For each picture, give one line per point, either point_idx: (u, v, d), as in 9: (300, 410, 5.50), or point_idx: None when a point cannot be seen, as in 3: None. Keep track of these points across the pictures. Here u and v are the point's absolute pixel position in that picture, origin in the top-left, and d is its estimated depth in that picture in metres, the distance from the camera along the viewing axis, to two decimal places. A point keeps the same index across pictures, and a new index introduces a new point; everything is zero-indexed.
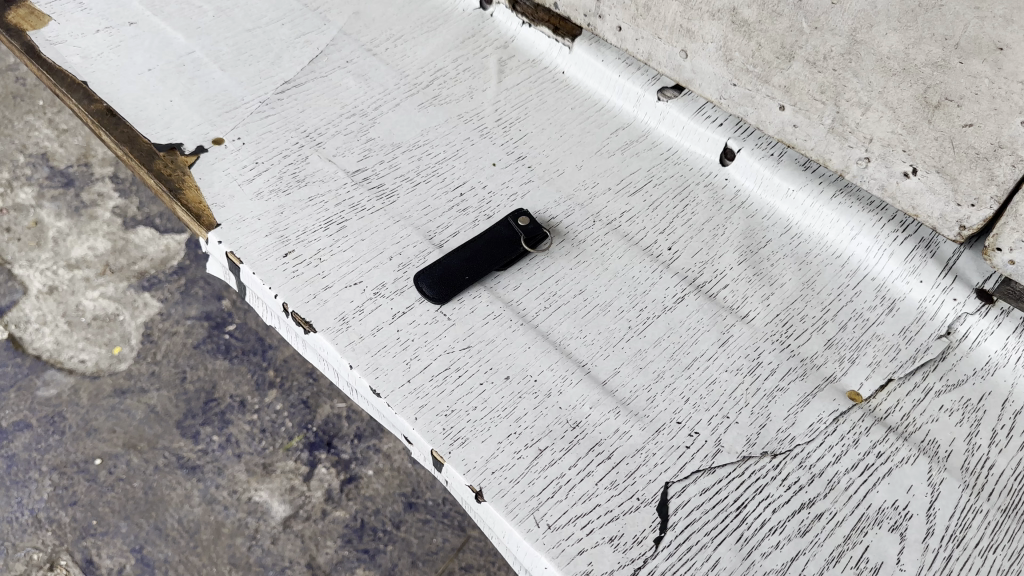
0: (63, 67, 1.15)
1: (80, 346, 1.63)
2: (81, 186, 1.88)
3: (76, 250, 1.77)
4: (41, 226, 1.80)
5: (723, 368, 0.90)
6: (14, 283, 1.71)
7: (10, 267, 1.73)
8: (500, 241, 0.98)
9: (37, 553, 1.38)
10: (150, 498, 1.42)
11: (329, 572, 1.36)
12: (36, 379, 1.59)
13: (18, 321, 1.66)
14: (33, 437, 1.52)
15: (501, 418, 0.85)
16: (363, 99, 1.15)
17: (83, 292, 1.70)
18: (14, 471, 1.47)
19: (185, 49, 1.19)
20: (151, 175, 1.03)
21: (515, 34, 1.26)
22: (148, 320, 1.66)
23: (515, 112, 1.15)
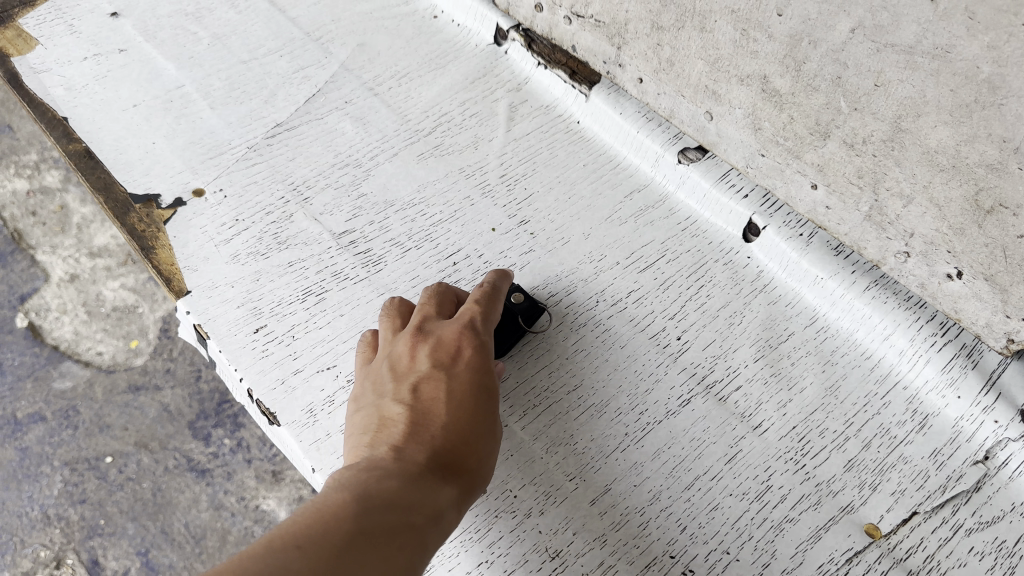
0: (45, 100, 1.08)
1: (98, 337, 1.64)
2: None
3: (99, 237, 1.78)
4: (66, 211, 1.82)
5: (728, 492, 0.81)
6: (36, 271, 1.72)
7: (33, 254, 1.74)
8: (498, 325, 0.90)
9: (44, 551, 1.41)
10: (158, 501, 1.45)
11: None
12: (53, 370, 1.60)
13: (38, 310, 1.67)
14: (46, 431, 1.54)
15: (473, 541, 0.77)
16: (358, 147, 1.06)
17: (103, 281, 1.71)
18: (26, 465, 1.49)
19: (174, 83, 1.12)
20: (124, 231, 0.96)
21: (529, 75, 1.15)
22: (164, 314, 1.68)
23: (522, 168, 1.06)
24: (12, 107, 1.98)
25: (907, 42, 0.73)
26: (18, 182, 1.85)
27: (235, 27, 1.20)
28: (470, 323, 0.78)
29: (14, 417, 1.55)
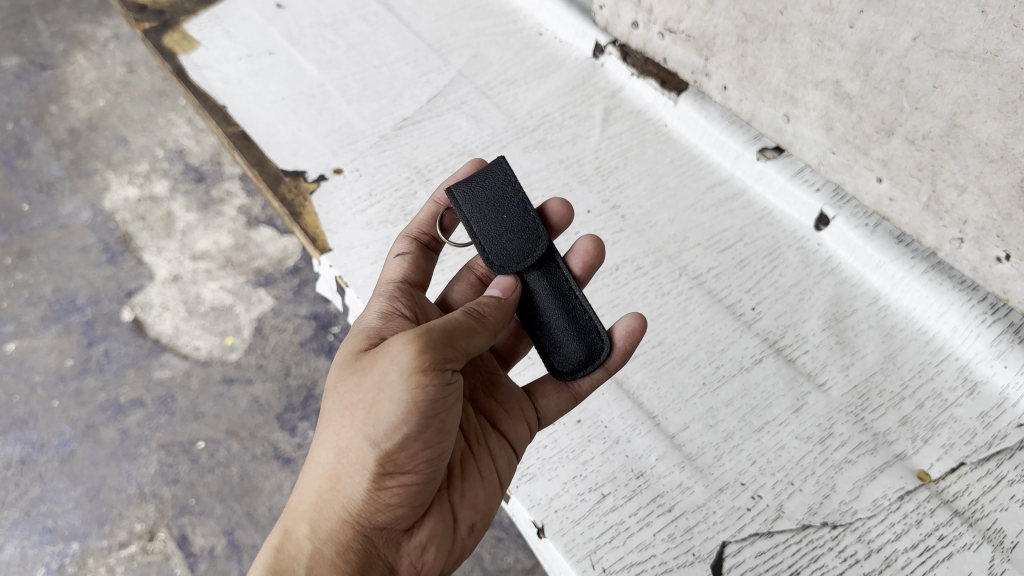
0: (207, 91, 1.28)
1: (197, 333, 1.47)
2: (211, 184, 1.67)
3: (202, 242, 1.58)
4: (172, 217, 1.62)
5: (794, 435, 0.92)
6: (142, 270, 1.54)
7: (140, 255, 1.56)
8: (538, 249, 0.81)
9: (140, 524, 1.27)
10: (245, 485, 1.31)
11: None
12: (154, 360, 1.44)
13: (143, 305, 1.50)
14: (147, 416, 1.38)
15: (569, 459, 0.90)
16: (472, 140, 1.22)
17: (204, 283, 1.53)
18: (125, 445, 1.35)
19: (317, 83, 1.30)
20: (276, 198, 1.14)
21: (623, 85, 1.29)
22: (260, 315, 1.50)
23: (615, 161, 1.19)
24: (129, 121, 1.78)
25: (961, 47, 0.86)
26: (130, 189, 1.65)
27: (367, 38, 1.38)
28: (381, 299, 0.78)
29: (116, 402, 1.40)
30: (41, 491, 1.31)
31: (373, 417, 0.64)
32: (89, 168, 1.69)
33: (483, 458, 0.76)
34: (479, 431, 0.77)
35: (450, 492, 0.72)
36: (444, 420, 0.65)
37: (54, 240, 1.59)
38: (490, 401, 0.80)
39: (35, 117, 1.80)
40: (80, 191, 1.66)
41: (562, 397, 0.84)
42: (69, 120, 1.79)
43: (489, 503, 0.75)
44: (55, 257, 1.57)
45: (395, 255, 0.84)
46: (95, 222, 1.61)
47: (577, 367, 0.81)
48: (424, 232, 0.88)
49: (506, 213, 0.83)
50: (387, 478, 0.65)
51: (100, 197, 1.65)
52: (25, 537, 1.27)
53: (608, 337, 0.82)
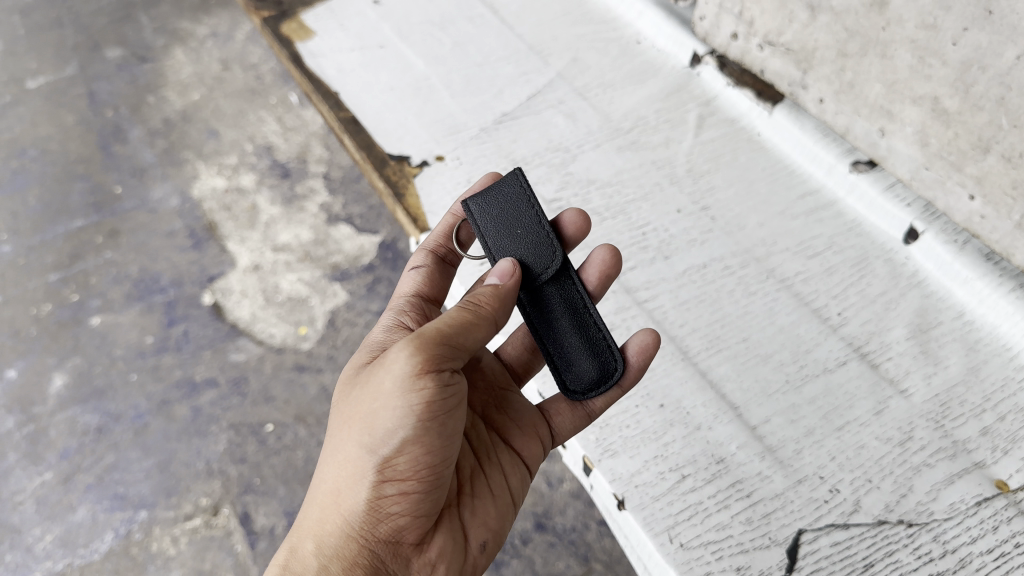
0: (320, 77, 1.37)
1: (273, 321, 1.53)
2: (296, 180, 1.73)
3: (283, 235, 1.64)
4: (256, 210, 1.68)
5: (874, 436, 0.94)
6: (225, 257, 1.61)
7: (223, 242, 1.64)
8: (553, 264, 0.82)
9: (206, 499, 1.34)
10: (309, 470, 1.36)
11: None
12: (229, 343, 1.51)
13: (223, 290, 1.57)
14: (218, 396, 1.45)
15: (651, 440, 0.94)
16: (568, 137, 1.25)
17: (283, 274, 1.58)
18: (197, 422, 1.42)
19: (422, 76, 1.36)
20: (381, 179, 1.22)
21: (718, 93, 1.32)
22: (334, 308, 1.55)
23: (707, 165, 1.21)
24: (221, 115, 1.86)
25: None
26: (217, 180, 1.73)
27: (472, 37, 1.44)
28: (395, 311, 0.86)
29: (190, 379, 1.47)
30: (116, 459, 1.38)
31: (372, 425, 0.68)
32: (180, 157, 1.78)
33: (495, 476, 0.80)
34: (489, 448, 0.81)
35: (459, 508, 0.76)
36: (444, 424, 0.68)
37: (142, 223, 1.67)
38: (502, 417, 0.84)
39: (133, 106, 1.90)
40: (170, 178, 1.75)
41: (576, 415, 0.86)
42: (164, 111, 1.88)
43: (501, 521, 0.79)
44: (142, 239, 1.65)
45: (411, 270, 0.92)
46: (183, 208, 1.69)
47: (590, 386, 0.82)
48: (442, 245, 0.93)
49: (521, 227, 0.85)
50: (388, 484, 0.68)
51: (189, 184, 1.73)
52: (96, 502, 1.34)
53: (620, 357, 0.83)
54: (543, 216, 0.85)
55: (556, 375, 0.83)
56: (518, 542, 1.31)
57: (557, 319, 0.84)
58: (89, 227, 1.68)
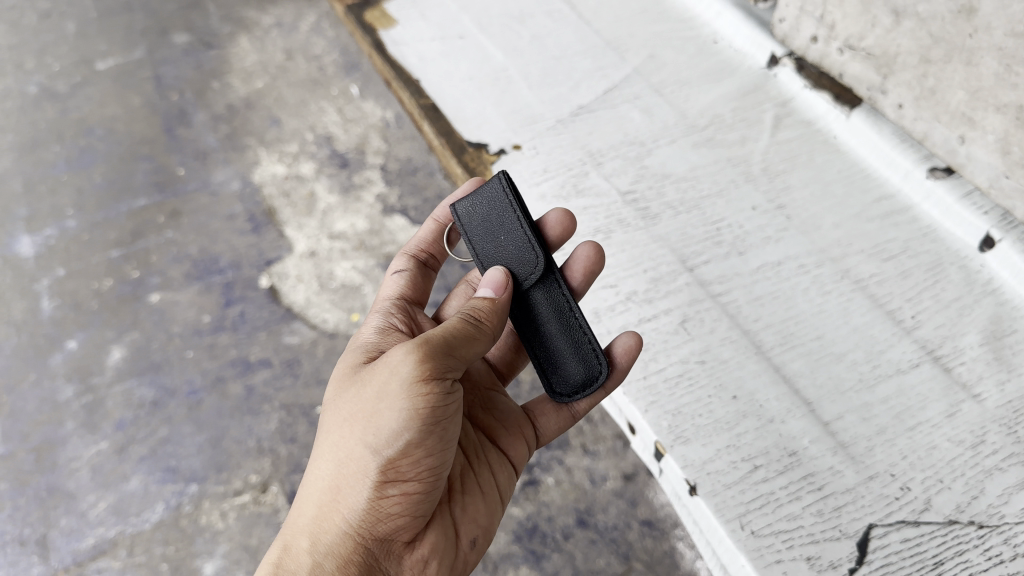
0: (403, 64, 1.41)
1: (327, 306, 1.42)
2: (355, 170, 1.61)
3: (340, 222, 1.52)
4: (315, 199, 1.57)
5: (946, 438, 0.94)
6: (283, 242, 1.51)
7: (282, 228, 1.53)
8: (534, 268, 0.84)
9: (255, 477, 1.23)
10: None
11: (493, 567, 1.08)
12: (284, 326, 1.40)
13: (280, 274, 1.46)
14: (273, 376, 1.34)
15: (724, 429, 0.95)
16: (643, 131, 1.27)
17: (338, 260, 1.47)
18: (250, 401, 1.31)
19: (501, 66, 1.39)
20: (460, 165, 1.24)
21: (795, 95, 1.33)
22: None
23: (783, 164, 1.23)
24: (283, 104, 1.75)
25: None
26: (278, 167, 1.63)
27: (550, 30, 1.46)
28: (379, 314, 0.88)
29: (246, 358, 1.36)
30: (168, 432, 1.28)
31: (375, 426, 0.70)
32: (242, 143, 1.68)
33: (484, 474, 0.82)
34: (477, 447, 0.83)
35: (452, 506, 0.78)
36: (445, 429, 0.71)
37: (204, 206, 1.57)
38: (489, 419, 0.87)
39: (198, 91, 1.81)
40: (233, 163, 1.65)
41: (561, 416, 0.90)
42: (228, 97, 1.78)
43: (490, 518, 0.81)
44: (204, 221, 1.55)
45: (393, 273, 0.95)
46: (245, 191, 1.59)
47: (575, 389, 0.84)
48: (423, 251, 0.98)
49: (505, 228, 0.86)
50: (390, 485, 0.70)
51: (251, 170, 1.63)
52: (149, 473, 1.24)
53: (605, 360, 0.83)
54: (524, 215, 0.86)
55: (543, 378, 0.85)
56: (559, 536, 1.10)
57: (545, 321, 0.85)
58: (152, 206, 1.58)
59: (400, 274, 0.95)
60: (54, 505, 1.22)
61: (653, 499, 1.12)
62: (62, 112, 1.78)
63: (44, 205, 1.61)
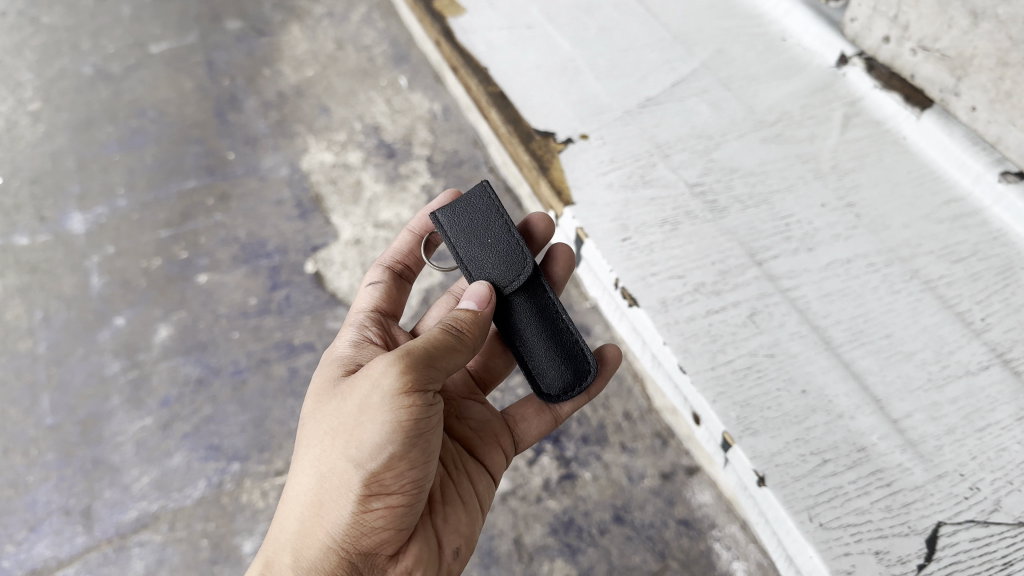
0: (471, 52, 1.42)
1: None
2: (401, 160, 1.71)
3: (386, 211, 1.64)
4: (361, 187, 1.68)
5: (1016, 440, 0.93)
6: (329, 229, 1.62)
7: (328, 215, 1.64)
8: (522, 274, 0.92)
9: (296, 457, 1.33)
10: None
11: (530, 555, 1.20)
12: (327, 311, 1.51)
13: (325, 260, 1.57)
14: (315, 358, 1.44)
15: (792, 423, 0.95)
16: (711, 125, 1.26)
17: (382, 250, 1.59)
18: (293, 382, 1.42)
19: (568, 57, 1.39)
20: (528, 153, 1.25)
21: (865, 95, 1.32)
22: (428, 287, 1.44)
23: (852, 163, 1.22)
24: (333, 93, 1.86)
25: None
26: (326, 155, 1.74)
27: (618, 22, 1.45)
28: (355, 327, 0.96)
29: (289, 342, 1.46)
30: (213, 411, 1.39)
31: (357, 442, 0.75)
32: (292, 130, 1.79)
33: (463, 483, 0.90)
34: (456, 458, 0.91)
35: (433, 517, 0.85)
36: (424, 442, 0.77)
37: (253, 190, 1.69)
38: (466, 430, 0.95)
39: (249, 78, 1.91)
40: (281, 149, 1.76)
41: (541, 421, 1.00)
42: (279, 84, 1.89)
43: (471, 526, 0.89)
44: (251, 205, 1.66)
45: (368, 285, 1.02)
46: (293, 177, 1.70)
47: (562, 390, 0.93)
48: (399, 262, 1.05)
49: (491, 235, 0.94)
50: (374, 498, 0.76)
51: (300, 157, 1.74)
52: (193, 450, 1.35)
53: (592, 362, 0.93)
54: (512, 224, 0.94)
55: (530, 381, 0.93)
56: (594, 531, 1.21)
57: (527, 325, 0.94)
58: (201, 189, 1.70)
59: (375, 287, 1.02)
60: (98, 477, 1.33)
61: (689, 500, 1.23)
62: (115, 94, 1.89)
63: (96, 182, 1.72)
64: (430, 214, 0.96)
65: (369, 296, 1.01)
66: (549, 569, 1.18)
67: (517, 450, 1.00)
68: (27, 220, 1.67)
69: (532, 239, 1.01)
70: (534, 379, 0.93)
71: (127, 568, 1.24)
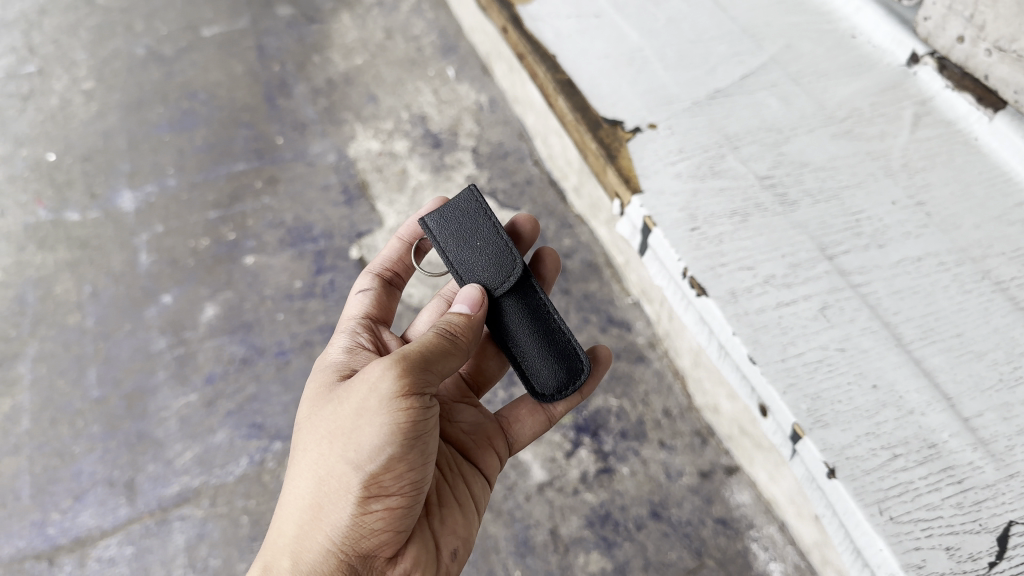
0: (539, 40, 1.43)
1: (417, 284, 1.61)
2: (446, 151, 1.81)
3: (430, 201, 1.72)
4: (406, 174, 1.78)
5: None
6: (374, 216, 1.72)
7: (373, 202, 1.74)
8: (510, 276, 1.01)
9: None
10: None
11: (567, 546, 1.32)
12: None
13: (369, 246, 1.68)
14: None
15: (863, 417, 0.95)
16: (781, 119, 1.26)
17: None
18: None
19: (637, 47, 1.39)
20: (595, 142, 1.26)
21: (935, 94, 1.31)
22: None
23: (922, 162, 1.21)
24: (381, 81, 1.96)
25: None
26: (372, 142, 1.84)
27: (687, 13, 1.45)
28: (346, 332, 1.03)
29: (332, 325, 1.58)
30: (256, 389, 1.51)
31: (356, 446, 0.82)
32: (340, 117, 1.89)
33: (459, 486, 0.98)
34: (451, 462, 0.99)
35: (430, 519, 0.93)
36: (419, 444, 0.84)
37: (300, 174, 1.80)
38: (459, 434, 1.03)
39: (299, 63, 2.02)
40: (329, 136, 1.87)
41: (535, 421, 1.08)
42: (327, 71, 2.00)
43: (466, 527, 0.97)
44: (299, 189, 1.77)
45: (358, 293, 1.10)
46: (339, 164, 1.81)
47: (556, 388, 1.02)
48: (388, 271, 1.13)
49: (480, 239, 1.04)
50: (373, 499, 0.82)
51: (346, 143, 1.85)
52: (235, 427, 1.47)
53: (583, 360, 1.02)
54: (500, 228, 1.04)
55: (524, 381, 1.02)
56: (632, 526, 1.33)
57: (519, 327, 1.03)
58: (250, 171, 1.81)
59: (366, 295, 1.09)
60: (142, 450, 1.46)
61: (727, 500, 1.35)
62: (167, 75, 2.01)
63: (145, 162, 1.85)
64: (421, 221, 1.06)
65: (359, 304, 1.08)
66: (584, 561, 1.30)
67: (513, 451, 1.09)
68: (78, 197, 1.80)
69: (520, 239, 1.14)
70: (529, 378, 1.02)
71: (169, 540, 1.36)
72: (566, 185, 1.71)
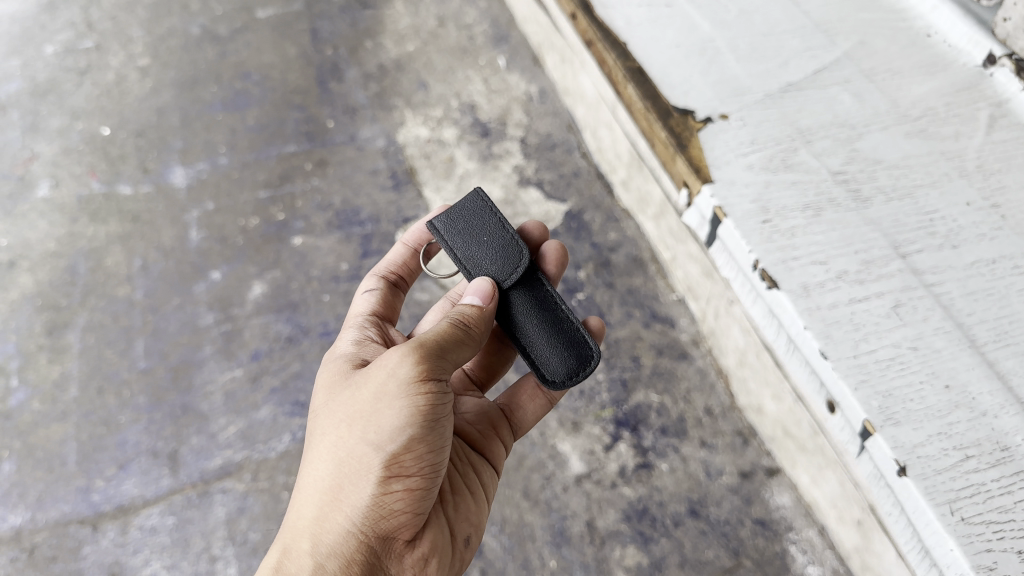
0: (610, 27, 1.43)
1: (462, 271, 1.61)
2: (494, 140, 1.81)
3: None
4: (453, 162, 1.78)
5: None
6: (421, 203, 1.73)
7: (420, 188, 1.75)
8: (519, 266, 1.03)
9: None
10: None
11: (603, 539, 1.32)
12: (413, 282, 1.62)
13: None
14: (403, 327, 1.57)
15: (935, 417, 0.94)
16: (855, 115, 1.25)
17: None
18: None
19: (708, 37, 1.39)
20: (666, 130, 1.26)
21: (1011, 97, 1.28)
22: None
23: (998, 164, 1.19)
24: (432, 69, 1.96)
25: None
26: (422, 129, 1.85)
27: (758, 6, 1.44)
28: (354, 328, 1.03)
29: None
30: (301, 367, 1.52)
31: (377, 427, 0.83)
32: (390, 103, 1.90)
33: (469, 474, 0.98)
34: (459, 450, 0.99)
35: (445, 506, 0.93)
36: (437, 428, 0.85)
37: (350, 158, 1.81)
38: (464, 424, 1.04)
39: (351, 48, 2.03)
40: (379, 121, 1.88)
41: (538, 405, 1.11)
42: (379, 57, 2.01)
43: (477, 513, 0.97)
44: (348, 173, 1.79)
45: (364, 293, 1.10)
46: (388, 150, 1.82)
47: (567, 375, 1.01)
48: (393, 271, 1.14)
49: (486, 233, 1.05)
50: (394, 479, 0.83)
51: (396, 130, 1.86)
52: (279, 404, 1.49)
53: (592, 347, 1.02)
54: (505, 222, 1.06)
55: (534, 371, 1.02)
56: (669, 523, 1.33)
57: (526, 318, 1.03)
58: (300, 153, 1.83)
59: (373, 294, 1.09)
60: (186, 423, 1.48)
61: (766, 501, 1.33)
62: (220, 55, 2.03)
63: (198, 140, 1.87)
64: (428, 222, 1.07)
65: (366, 302, 1.08)
66: (620, 554, 1.30)
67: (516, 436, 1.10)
68: (131, 171, 1.83)
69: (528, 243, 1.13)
70: (540, 366, 1.02)
71: (210, 512, 1.38)
72: (615, 179, 1.71)
